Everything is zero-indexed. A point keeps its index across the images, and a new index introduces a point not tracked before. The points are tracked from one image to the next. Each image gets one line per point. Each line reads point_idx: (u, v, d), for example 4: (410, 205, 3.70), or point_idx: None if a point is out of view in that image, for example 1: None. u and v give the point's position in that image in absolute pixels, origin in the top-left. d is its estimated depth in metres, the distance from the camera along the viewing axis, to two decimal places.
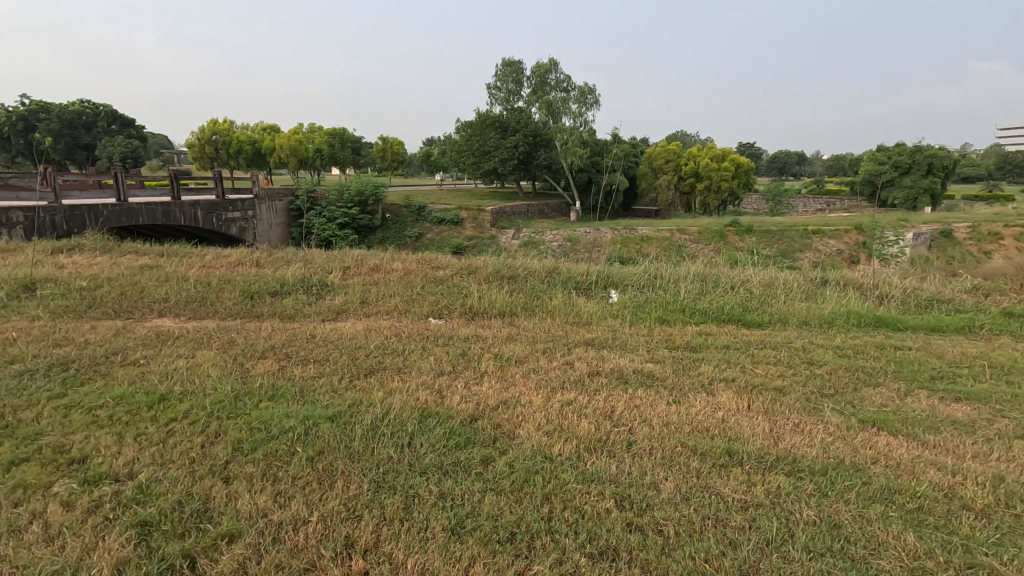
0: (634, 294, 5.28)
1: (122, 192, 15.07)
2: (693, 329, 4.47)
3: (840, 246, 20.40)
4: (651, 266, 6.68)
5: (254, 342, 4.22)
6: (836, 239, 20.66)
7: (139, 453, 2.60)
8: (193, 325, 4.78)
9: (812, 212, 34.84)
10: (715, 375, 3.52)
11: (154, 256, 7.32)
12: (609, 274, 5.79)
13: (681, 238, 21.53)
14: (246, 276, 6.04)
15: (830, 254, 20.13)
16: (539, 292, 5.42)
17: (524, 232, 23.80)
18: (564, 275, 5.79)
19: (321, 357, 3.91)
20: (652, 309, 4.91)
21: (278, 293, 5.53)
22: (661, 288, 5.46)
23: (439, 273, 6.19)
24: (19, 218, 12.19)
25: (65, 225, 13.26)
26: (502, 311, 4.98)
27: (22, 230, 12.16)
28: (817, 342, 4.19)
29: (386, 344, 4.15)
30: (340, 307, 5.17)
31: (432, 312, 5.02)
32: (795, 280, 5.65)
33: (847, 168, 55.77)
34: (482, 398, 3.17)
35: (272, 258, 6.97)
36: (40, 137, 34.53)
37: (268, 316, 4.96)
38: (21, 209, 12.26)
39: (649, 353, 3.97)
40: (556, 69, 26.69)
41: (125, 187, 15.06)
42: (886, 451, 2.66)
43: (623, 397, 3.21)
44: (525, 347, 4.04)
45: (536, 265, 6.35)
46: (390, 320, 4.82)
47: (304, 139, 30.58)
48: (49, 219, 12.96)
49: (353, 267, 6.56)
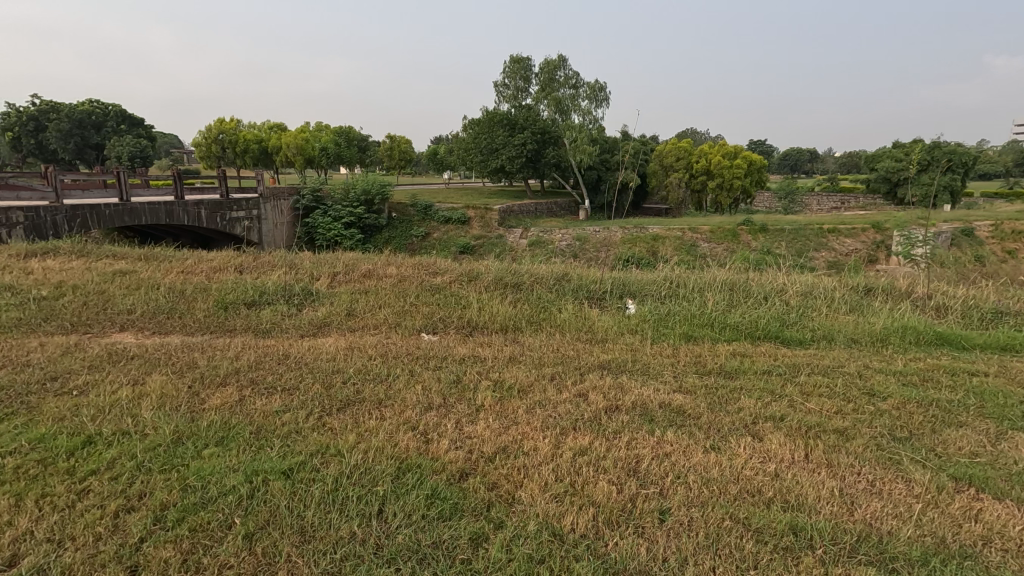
0: (654, 305, 4.67)
1: (125, 191, 14.65)
2: (726, 349, 3.85)
3: (857, 245, 19.56)
4: (670, 271, 6.07)
5: (219, 364, 3.67)
6: (853, 237, 19.84)
7: (34, 525, 2.03)
8: (155, 341, 4.22)
9: (826, 211, 33.87)
10: (760, 412, 2.89)
11: (133, 259, 6.81)
12: (625, 281, 5.17)
13: (692, 237, 20.85)
14: (224, 283, 5.50)
15: (846, 254, 19.35)
16: (546, 302, 4.83)
17: (532, 231, 23.20)
18: (575, 283, 5.18)
19: (290, 384, 3.34)
20: (676, 323, 4.30)
21: (257, 302, 4.98)
22: (685, 297, 4.84)
23: (436, 280, 5.62)
24: (20, 218, 11.76)
25: (67, 226, 12.79)
26: (504, 325, 4.39)
27: (23, 230, 11.75)
28: (873, 366, 3.55)
29: (367, 368, 3.57)
30: (323, 320, 4.61)
31: (425, 326, 4.44)
32: (836, 288, 5.00)
33: (861, 165, 54.59)
34: (474, 443, 2.58)
35: (258, 263, 6.44)
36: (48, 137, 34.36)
37: (242, 331, 4.40)
38: (21, 208, 11.82)
39: (676, 380, 3.36)
40: (565, 66, 26.14)
41: (128, 186, 14.63)
42: (1000, 527, 2.03)
43: (649, 442, 2.61)
44: (528, 372, 3.44)
45: (543, 270, 5.75)
46: (376, 336, 4.24)
47: (310, 138, 30.17)
48: (51, 219, 12.53)
49: (343, 272, 6.00)
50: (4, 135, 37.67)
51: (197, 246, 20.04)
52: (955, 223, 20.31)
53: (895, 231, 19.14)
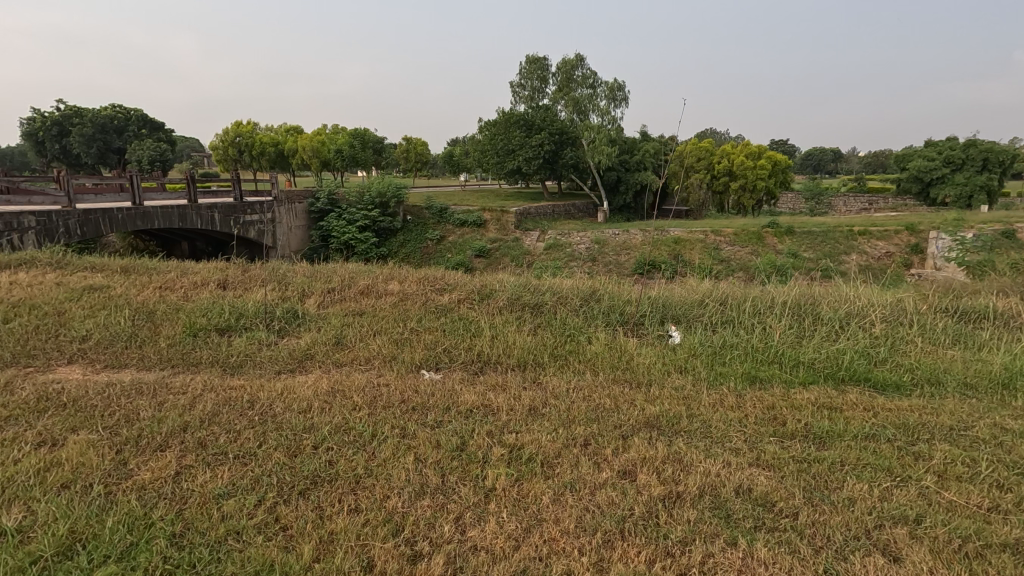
0: (705, 335, 3.84)
1: (138, 195, 14.17)
2: (808, 399, 3.00)
3: (890, 248, 18.31)
4: (714, 288, 5.19)
5: (167, 417, 2.91)
6: (885, 240, 18.58)
7: None
8: (99, 380, 3.47)
9: (853, 212, 32.37)
10: (883, 508, 2.06)
11: (112, 272, 6.12)
12: (665, 302, 4.32)
13: (715, 241, 19.73)
14: (200, 303, 4.77)
15: (878, 258, 18.13)
16: (571, 330, 4.01)
17: (550, 233, 22.35)
18: (605, 304, 4.36)
19: (246, 450, 2.58)
20: (737, 362, 3.47)
21: (232, 329, 4.24)
22: (740, 324, 3.99)
23: (441, 299, 4.85)
24: (31, 223, 11.32)
25: (80, 230, 12.33)
26: (523, 361, 3.59)
27: (35, 235, 11.31)
28: (1013, 428, 2.65)
29: (348, 424, 2.80)
30: (306, 351, 3.88)
31: (426, 360, 3.67)
32: (925, 312, 4.06)
33: (888, 164, 52.56)
34: (480, 564, 1.80)
35: (245, 278, 5.72)
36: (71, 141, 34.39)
37: (207, 367, 3.66)
38: (32, 212, 11.41)
39: (754, 448, 2.53)
40: (582, 65, 25.14)
41: (141, 190, 14.18)
42: None
43: (734, 565, 1.79)
44: (554, 436, 2.64)
45: (567, 287, 4.93)
46: (367, 374, 3.49)
47: (326, 141, 29.64)
48: (62, 223, 12.05)
49: (340, 288, 5.28)
50: (29, 139, 37.78)
51: (212, 249, 19.59)
52: (997, 223, 18.80)
53: (931, 234, 17.74)
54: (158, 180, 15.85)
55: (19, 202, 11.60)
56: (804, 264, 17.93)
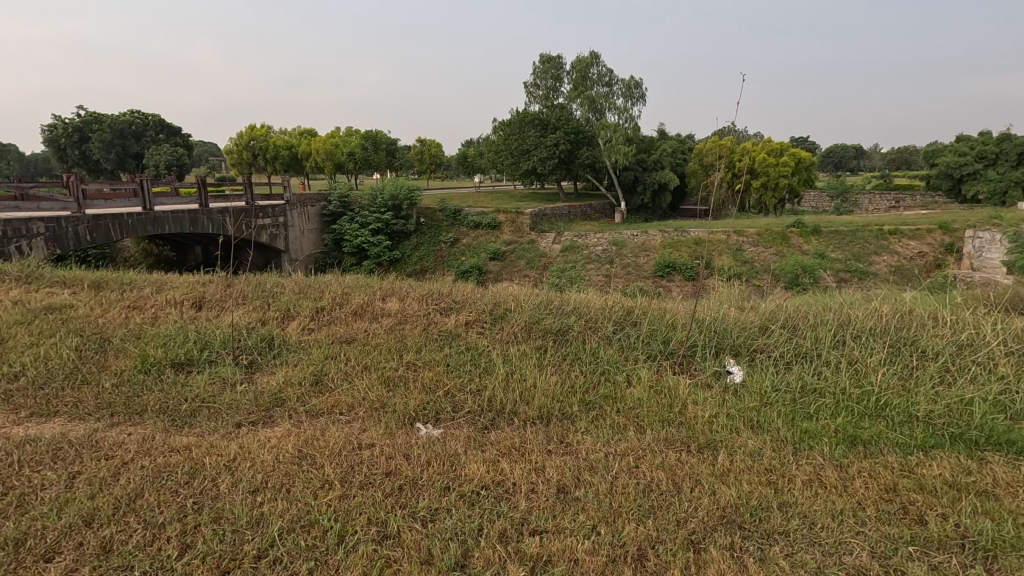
0: (776, 374, 3.03)
1: (149, 200, 13.66)
2: (942, 479, 2.17)
3: (923, 248, 17.13)
4: (771, 307, 4.30)
5: (71, 500, 2.17)
6: (918, 239, 17.40)
7: None
8: (11, 435, 2.74)
9: (880, 210, 30.94)
10: None
11: (80, 289, 5.44)
12: (719, 328, 3.49)
13: (738, 240, 18.66)
14: (164, 329, 4.04)
15: (910, 258, 16.96)
16: (605, 366, 3.22)
17: (566, 235, 21.47)
18: (645, 333, 3.55)
19: (160, 565, 1.82)
20: (827, 415, 2.66)
21: (193, 363, 3.51)
22: (819, 359, 3.14)
23: (444, 322, 4.08)
24: (39, 229, 10.85)
25: (91, 236, 11.85)
26: (546, 412, 2.81)
27: (44, 242, 10.86)
28: None
29: (311, 518, 2.04)
30: (276, 394, 3.14)
31: (423, 409, 2.91)
32: None
33: (913, 161, 50.55)
34: None
35: (226, 296, 5.00)
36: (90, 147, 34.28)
37: (153, 417, 2.93)
38: (41, 218, 10.97)
39: (892, 570, 1.72)
40: (598, 63, 24.23)
41: (152, 196, 13.65)
42: None
43: None
44: (594, 542, 1.87)
45: (595, 306, 4.11)
46: (348, 431, 2.74)
47: (340, 144, 29.01)
48: (71, 229, 11.55)
49: (329, 307, 4.54)
50: (50, 146, 37.90)
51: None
52: None
53: (968, 231, 16.55)
54: (168, 184, 15.34)
55: (27, 208, 11.12)
56: (833, 265, 16.90)
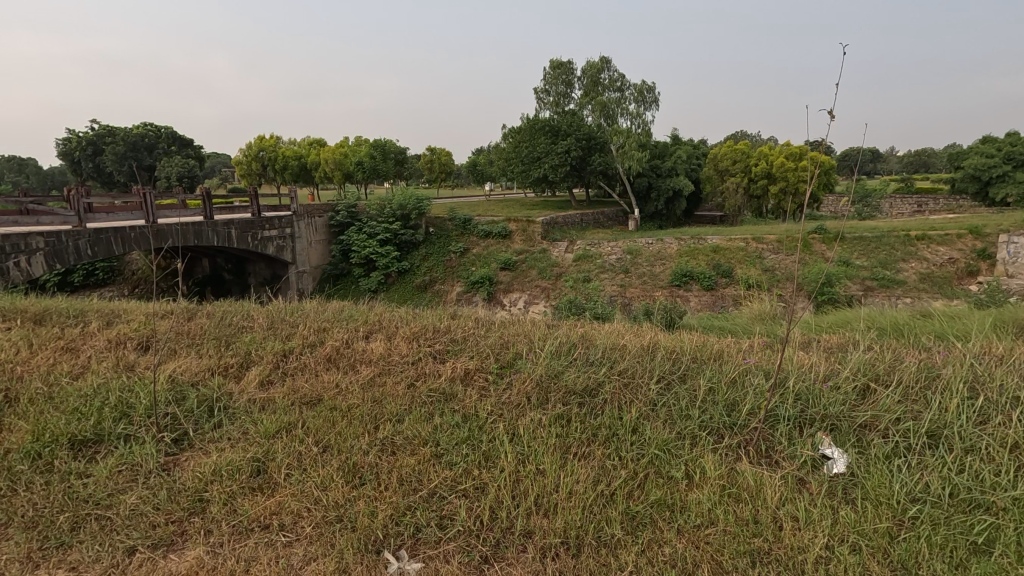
0: (901, 467, 2.11)
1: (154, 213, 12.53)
2: None
3: (953, 254, 15.78)
4: (857, 352, 3.31)
5: None
6: (947, 244, 16.07)
7: None
8: None
9: (902, 214, 29.50)
10: None
11: (18, 324, 4.61)
12: (805, 394, 2.57)
13: (757, 248, 17.50)
14: (82, 386, 3.18)
15: (940, 264, 15.62)
16: (653, 451, 2.32)
17: (579, 243, 20.54)
18: (706, 402, 2.61)
19: None
20: (1010, 555, 1.71)
21: (101, 443, 2.63)
22: (962, 441, 2.19)
23: (435, 375, 3.18)
24: (39, 244, 10.15)
25: (92, 251, 11.00)
26: (574, 536, 1.91)
27: (44, 257, 10.15)
28: None
29: None
30: (199, 492, 2.27)
31: (395, 525, 2.03)
32: None
33: (931, 163, 48.63)
34: None
35: (181, 335, 4.14)
36: (106, 160, 33.96)
37: (16, 536, 2.05)
38: (41, 233, 10.27)
39: None
40: (609, 67, 23.30)
41: (157, 209, 12.54)
42: None
43: None
44: None
45: (634, 351, 3.20)
46: (283, 566, 1.86)
47: (349, 153, 28.27)
48: (72, 244, 10.80)
49: (298, 351, 3.70)
50: (65, 159, 37.66)
51: (233, 266, 18.14)
52: None
53: (1001, 236, 14.91)
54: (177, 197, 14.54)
55: (27, 224, 10.36)
56: (857, 273, 15.76)
